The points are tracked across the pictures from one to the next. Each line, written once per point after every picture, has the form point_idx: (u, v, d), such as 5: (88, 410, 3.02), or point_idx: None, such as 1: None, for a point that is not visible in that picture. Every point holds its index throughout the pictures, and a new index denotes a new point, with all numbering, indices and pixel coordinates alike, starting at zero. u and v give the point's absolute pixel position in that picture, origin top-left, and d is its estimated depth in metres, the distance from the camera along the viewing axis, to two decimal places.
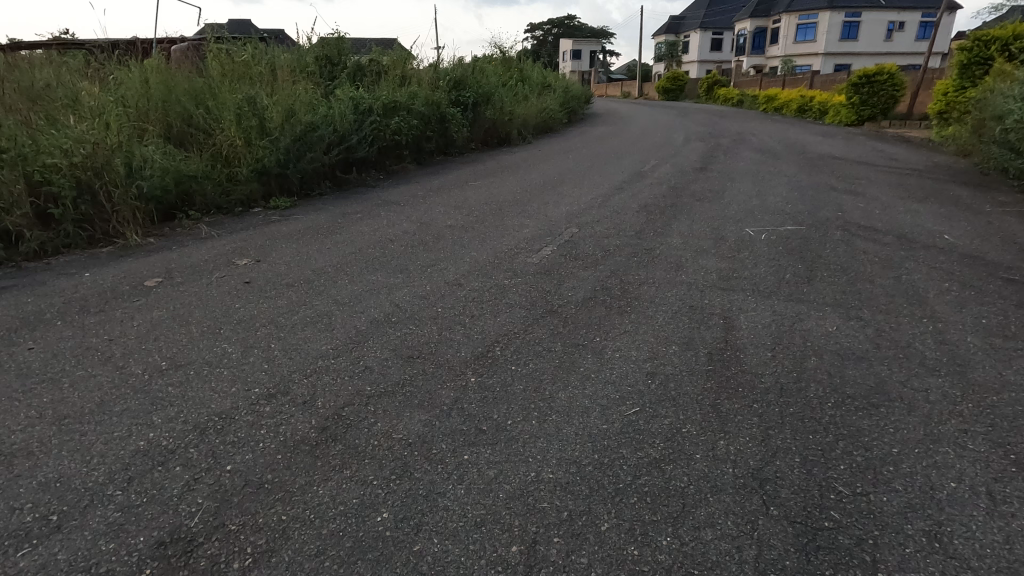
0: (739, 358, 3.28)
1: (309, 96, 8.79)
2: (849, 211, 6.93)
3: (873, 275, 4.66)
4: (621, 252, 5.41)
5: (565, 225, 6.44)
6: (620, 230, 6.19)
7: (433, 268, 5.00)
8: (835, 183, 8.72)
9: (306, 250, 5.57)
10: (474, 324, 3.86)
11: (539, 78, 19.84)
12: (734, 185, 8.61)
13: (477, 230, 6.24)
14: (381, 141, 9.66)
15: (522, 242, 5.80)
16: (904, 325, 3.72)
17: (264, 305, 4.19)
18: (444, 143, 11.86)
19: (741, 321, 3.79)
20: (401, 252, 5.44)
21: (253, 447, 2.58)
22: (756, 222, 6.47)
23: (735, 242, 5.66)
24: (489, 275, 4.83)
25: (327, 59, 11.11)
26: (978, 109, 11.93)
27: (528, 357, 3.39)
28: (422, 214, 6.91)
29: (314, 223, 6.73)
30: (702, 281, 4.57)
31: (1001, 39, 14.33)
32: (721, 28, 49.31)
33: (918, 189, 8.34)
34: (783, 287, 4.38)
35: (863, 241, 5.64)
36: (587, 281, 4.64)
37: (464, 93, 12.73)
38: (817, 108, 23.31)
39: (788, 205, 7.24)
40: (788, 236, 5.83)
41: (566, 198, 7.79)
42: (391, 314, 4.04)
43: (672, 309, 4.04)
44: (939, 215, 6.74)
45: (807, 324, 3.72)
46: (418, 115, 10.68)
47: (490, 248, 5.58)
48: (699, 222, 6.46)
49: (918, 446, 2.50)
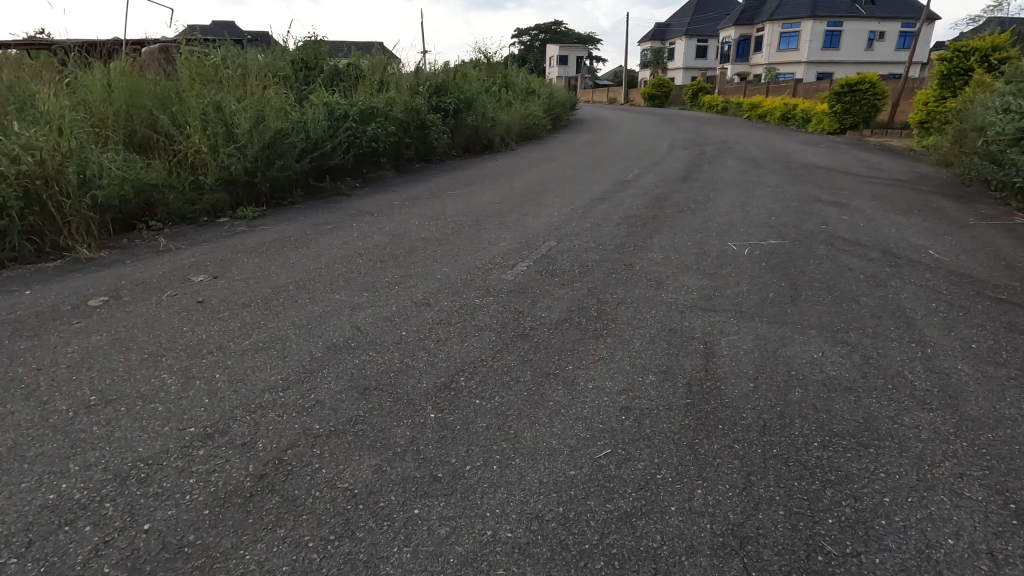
0: (719, 389, 3.06)
1: (281, 101, 8.49)
2: (833, 224, 6.80)
3: (859, 294, 4.49)
4: (600, 268, 5.20)
5: (543, 238, 6.21)
6: (600, 244, 5.98)
7: (401, 285, 4.74)
8: (819, 194, 8.61)
9: (268, 265, 5.27)
10: (439, 349, 3.61)
11: (524, 83, 19.68)
12: (717, 196, 8.46)
13: (451, 244, 5.99)
14: (357, 149, 9.38)
15: (497, 257, 5.56)
16: (893, 351, 3.54)
17: (215, 328, 3.90)
18: (424, 150, 11.61)
19: (722, 347, 3.58)
20: (369, 268, 5.17)
21: (178, 500, 2.30)
22: (739, 235, 6.30)
23: (718, 257, 5.48)
24: (460, 294, 4.58)
25: (303, 63, 10.82)
26: (960, 119, 11.95)
27: (494, 388, 3.15)
28: (396, 226, 6.64)
29: (281, 234, 6.43)
30: (682, 301, 4.37)
31: (981, 50, 14.42)
32: (705, 35, 49.67)
33: (901, 201, 8.26)
34: (766, 308, 4.19)
35: (848, 257, 5.48)
36: (562, 300, 4.41)
37: (445, 99, 12.50)
38: (800, 116, 23.44)
39: (772, 217, 7.08)
40: (772, 251, 5.66)
41: (546, 209, 7.57)
42: (352, 338, 3.78)
43: (650, 333, 3.82)
44: (924, 229, 6.63)
45: (792, 350, 3.52)
46: (396, 122, 10.42)
47: (463, 263, 5.33)
48: (681, 236, 6.27)
49: (911, 494, 2.30)
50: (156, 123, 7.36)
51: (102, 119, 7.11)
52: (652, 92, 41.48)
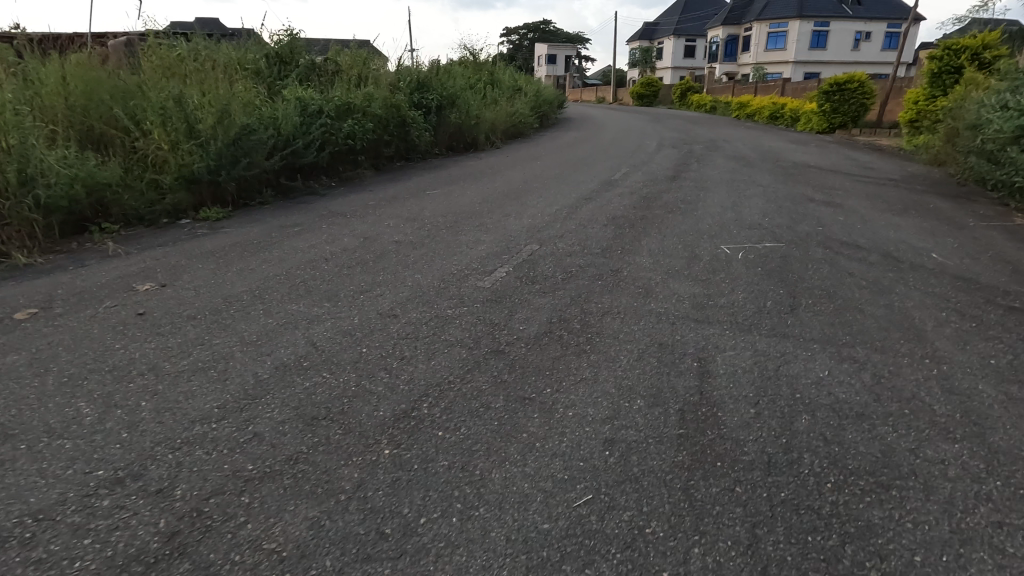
0: (717, 418, 2.70)
1: (250, 97, 8.03)
2: (829, 225, 6.49)
3: (863, 302, 4.17)
4: (584, 275, 4.82)
5: (525, 241, 5.83)
6: (585, 248, 5.61)
7: (368, 294, 4.33)
8: (812, 194, 8.32)
9: (224, 271, 4.84)
10: (403, 369, 3.22)
11: (511, 81, 19.29)
12: (708, 196, 8.13)
13: (426, 247, 5.59)
14: (332, 146, 8.93)
15: (474, 262, 5.16)
16: (906, 367, 3.20)
17: (152, 346, 3.47)
18: (405, 148, 11.18)
19: (718, 365, 3.22)
20: (335, 275, 4.76)
21: (64, 569, 1.89)
22: (732, 238, 5.96)
23: (710, 262, 5.13)
24: (431, 304, 4.18)
25: (277, 58, 10.34)
26: (951, 118, 11.76)
27: (461, 416, 2.75)
28: (368, 228, 6.23)
29: (244, 236, 5.98)
30: (673, 311, 4.01)
31: (972, 48, 14.32)
32: (693, 35, 49.62)
33: (896, 201, 8.00)
34: (765, 319, 3.84)
35: (848, 261, 5.16)
36: (542, 311, 4.04)
37: (427, 95, 12.08)
38: (788, 115, 23.28)
39: (765, 219, 6.77)
40: (767, 255, 5.33)
41: (530, 210, 7.18)
42: (305, 356, 3.36)
43: (638, 348, 3.45)
44: (923, 230, 6.34)
45: (795, 368, 3.17)
46: (374, 118, 9.98)
47: (437, 269, 4.94)
48: (671, 239, 5.92)
49: (944, 551, 1.95)
50: (112, 119, 6.87)
51: (52, 114, 6.61)
52: (640, 91, 41.29)
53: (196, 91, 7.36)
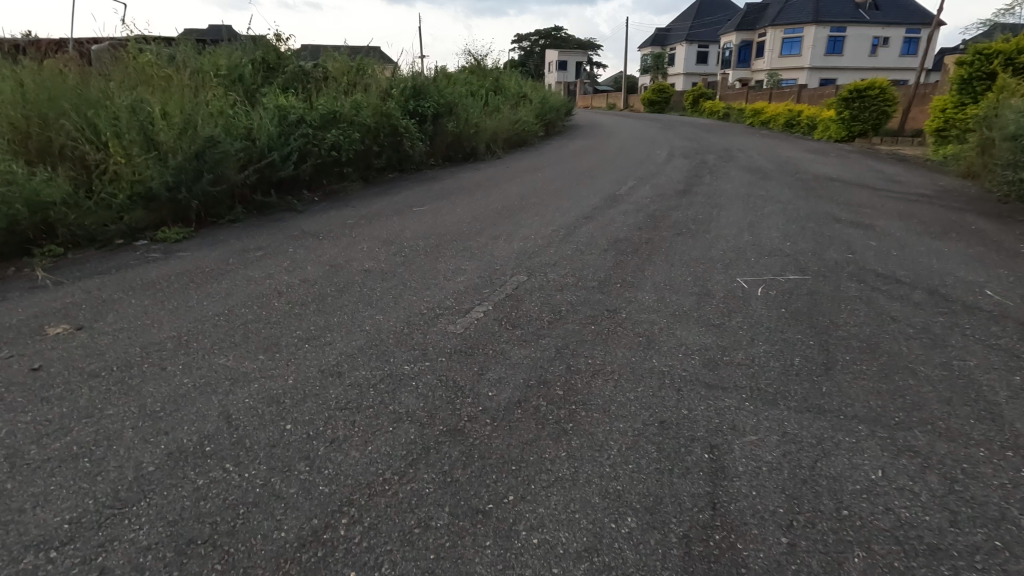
0: (736, 554, 2.00)
1: (223, 106, 7.42)
2: (860, 252, 5.72)
3: (913, 359, 3.41)
4: (575, 316, 4.10)
5: (512, 271, 5.12)
6: (580, 279, 4.89)
7: (316, 342, 3.65)
8: (838, 212, 7.54)
9: (158, 308, 4.17)
10: (329, 459, 2.52)
11: (516, 87, 18.65)
12: (722, 214, 7.37)
13: (399, 277, 4.91)
14: (313, 159, 8.29)
15: (449, 298, 4.46)
16: (982, 467, 2.45)
17: (26, 419, 2.78)
18: (398, 159, 10.52)
19: (736, 459, 2.49)
20: (285, 314, 4.09)
21: None
22: (750, 268, 5.20)
23: (724, 300, 4.38)
24: (387, 355, 3.48)
25: (264, 63, 9.75)
26: (986, 128, 10.92)
27: (388, 544, 2.05)
28: (338, 254, 5.56)
29: (198, 263, 5.34)
30: (680, 370, 3.27)
31: (1005, 52, 13.30)
32: (707, 40, 48.84)
33: (933, 221, 7.19)
34: (794, 385, 3.09)
35: (888, 299, 4.39)
36: (519, 368, 3.32)
37: (423, 102, 11.44)
38: (805, 122, 22.42)
39: (786, 243, 6.00)
40: (792, 290, 4.58)
41: (523, 231, 6.47)
42: (210, 436, 2.66)
43: (633, 428, 2.72)
44: (969, 259, 5.55)
45: (836, 466, 2.44)
46: (363, 127, 9.34)
47: (405, 307, 4.24)
48: (679, 268, 5.17)
49: None
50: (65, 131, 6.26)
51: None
52: (651, 97, 40.52)
53: (160, 100, 6.76)
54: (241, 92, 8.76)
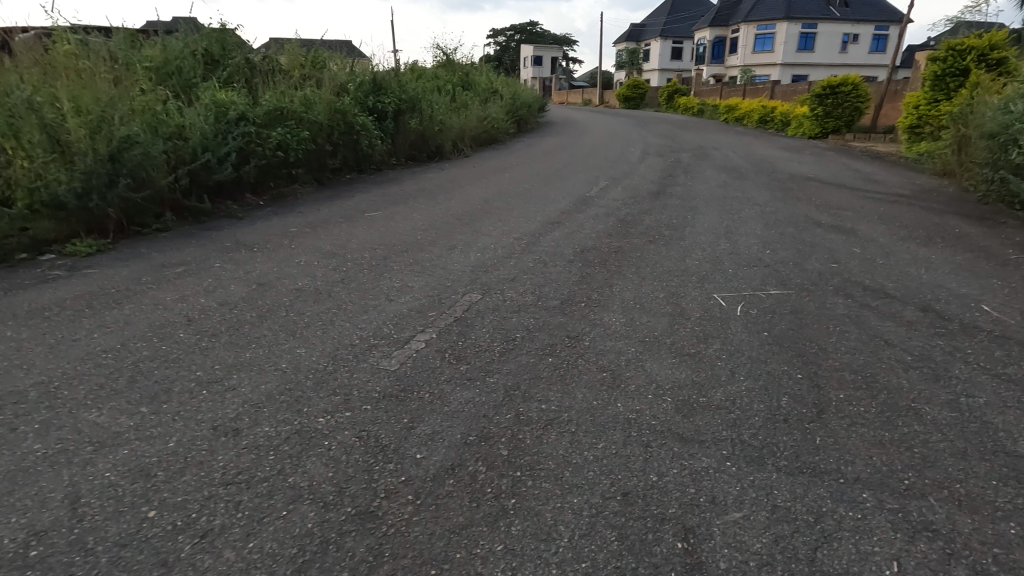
0: None
1: (149, 102, 6.69)
2: (844, 261, 5.31)
3: (916, 397, 2.94)
4: (531, 345, 3.55)
5: (464, 287, 4.57)
6: (540, 297, 4.36)
7: (217, 386, 3.05)
8: (817, 216, 7.15)
9: (37, 343, 3.52)
10: (192, 565, 1.93)
11: (487, 81, 18.06)
12: (697, 219, 6.91)
13: (334, 297, 4.31)
14: (255, 160, 7.59)
15: (388, 323, 3.88)
16: (1018, 552, 1.97)
17: None
18: (355, 159, 9.85)
19: (716, 550, 1.98)
20: (190, 348, 3.47)
21: None
22: (727, 281, 4.73)
23: (701, 323, 3.89)
24: (301, 404, 2.89)
25: (207, 55, 9.01)
26: (962, 125, 10.70)
27: None
28: (269, 270, 4.92)
29: (104, 282, 4.65)
30: (649, 418, 2.75)
31: (978, 48, 13.26)
32: (681, 36, 48.77)
33: (915, 224, 6.84)
34: (783, 437, 2.60)
35: (879, 318, 3.95)
36: (458, 419, 2.77)
37: (383, 98, 10.78)
38: (779, 119, 22.28)
39: (766, 252, 5.56)
40: (774, 308, 4.12)
41: (483, 240, 5.91)
42: (41, 533, 2.05)
43: (589, 505, 2.19)
44: (959, 268, 5.17)
45: (840, 558, 1.95)
46: (314, 125, 8.66)
47: (334, 336, 3.66)
48: (651, 283, 4.67)
49: None
50: None
51: None
52: (626, 93, 40.26)
53: (73, 94, 6.02)
54: (177, 87, 8.01)
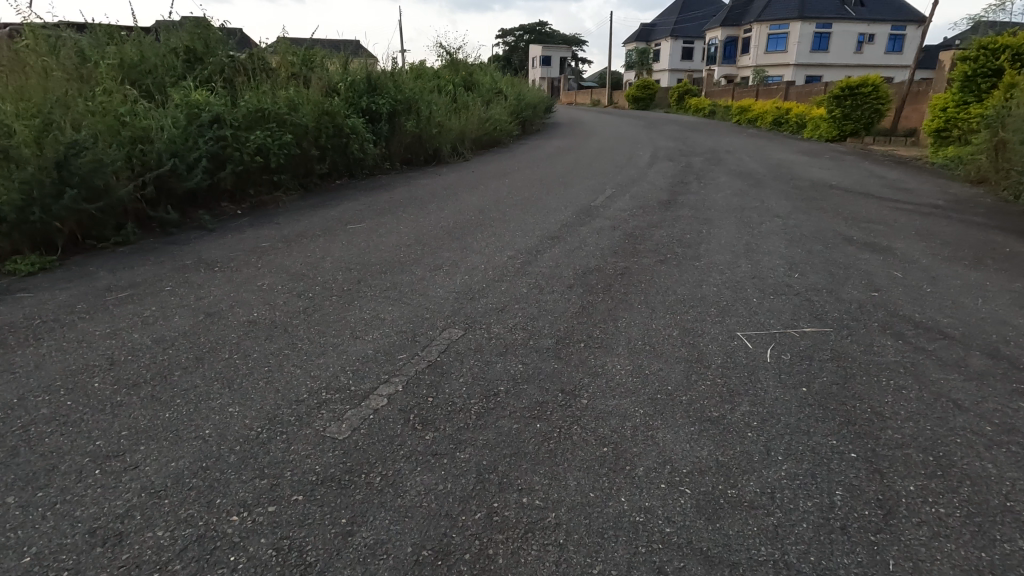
0: None
1: (110, 104, 6.10)
2: (884, 288, 4.62)
3: (1008, 491, 2.28)
4: (515, 404, 2.90)
5: (445, 320, 3.93)
6: (532, 334, 3.72)
7: (118, 462, 2.42)
8: (846, 230, 6.46)
9: None
10: None
11: (490, 82, 17.45)
12: (713, 234, 6.23)
13: (290, 332, 3.69)
14: (232, 166, 7.00)
15: (348, 368, 3.25)
16: None
17: None
18: (345, 164, 9.24)
19: None
20: (102, 403, 2.85)
21: None
22: (751, 314, 4.06)
23: (723, 373, 3.22)
24: (215, 494, 2.26)
25: (187, 52, 8.44)
26: (998, 128, 9.92)
27: None
28: (226, 295, 4.31)
29: (32, 309, 4.05)
30: (661, 523, 2.10)
31: (1013, 48, 12.46)
32: (692, 36, 47.98)
33: (958, 241, 6.13)
34: (841, 562, 1.94)
35: (939, 369, 3.28)
36: (413, 520, 2.13)
37: (377, 98, 10.18)
38: (794, 121, 21.51)
39: (793, 276, 4.88)
40: (809, 353, 3.45)
41: (473, 258, 5.28)
42: None
43: None
44: (1021, 298, 4.46)
45: None
46: (299, 127, 8.07)
47: (279, 387, 3.03)
48: (662, 316, 4.02)
49: None
50: None
51: None
52: (636, 94, 39.49)
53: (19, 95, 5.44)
54: (150, 86, 7.45)
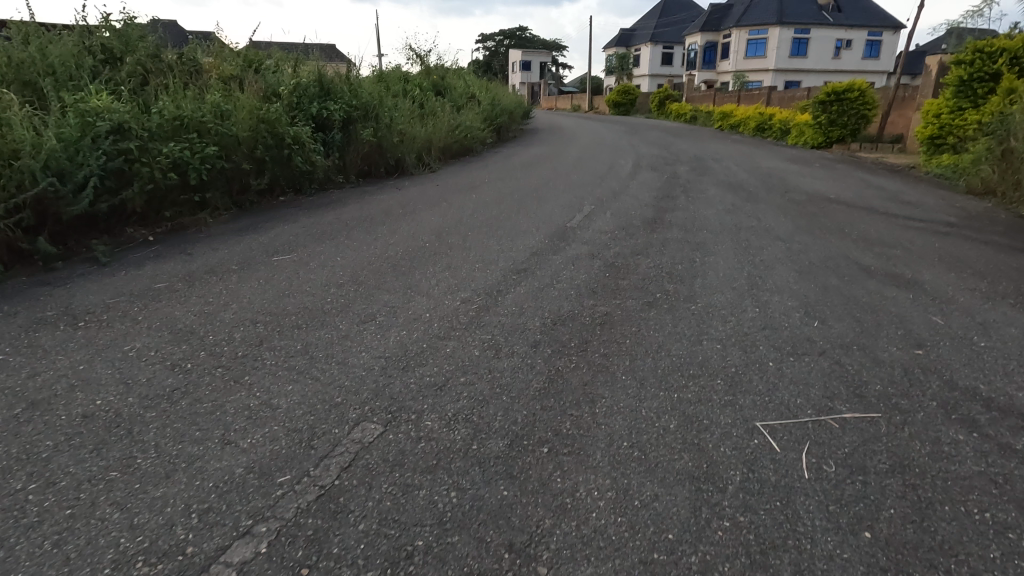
0: None
1: None
2: (927, 341, 3.70)
3: None
4: None
5: (360, 408, 2.87)
6: (475, 430, 2.68)
7: None
8: (860, 257, 5.55)
9: None
10: None
11: (463, 86, 16.44)
12: (709, 264, 5.26)
13: (136, 435, 2.61)
14: (140, 184, 5.89)
15: (197, 506, 2.19)
16: None
17: None
18: (290, 179, 8.13)
19: None
20: None
21: None
22: (771, 389, 3.08)
23: (747, 504, 2.22)
24: None
25: (100, 52, 7.30)
26: (1005, 135, 9.17)
27: None
28: (74, 368, 3.22)
29: None
30: None
31: (1010, 51, 11.77)
32: (672, 41, 47.55)
33: (991, 270, 5.25)
34: None
35: None
36: None
37: (328, 103, 9.10)
38: (777, 126, 20.88)
39: (813, 325, 3.92)
40: (860, 460, 2.48)
41: (417, 303, 4.24)
42: None
43: None
44: None
45: None
46: (228, 137, 6.95)
47: (77, 552, 1.96)
48: (655, 394, 3.00)
49: None
50: None
51: None
52: (617, 99, 38.86)
53: None
54: (43, 90, 6.29)
